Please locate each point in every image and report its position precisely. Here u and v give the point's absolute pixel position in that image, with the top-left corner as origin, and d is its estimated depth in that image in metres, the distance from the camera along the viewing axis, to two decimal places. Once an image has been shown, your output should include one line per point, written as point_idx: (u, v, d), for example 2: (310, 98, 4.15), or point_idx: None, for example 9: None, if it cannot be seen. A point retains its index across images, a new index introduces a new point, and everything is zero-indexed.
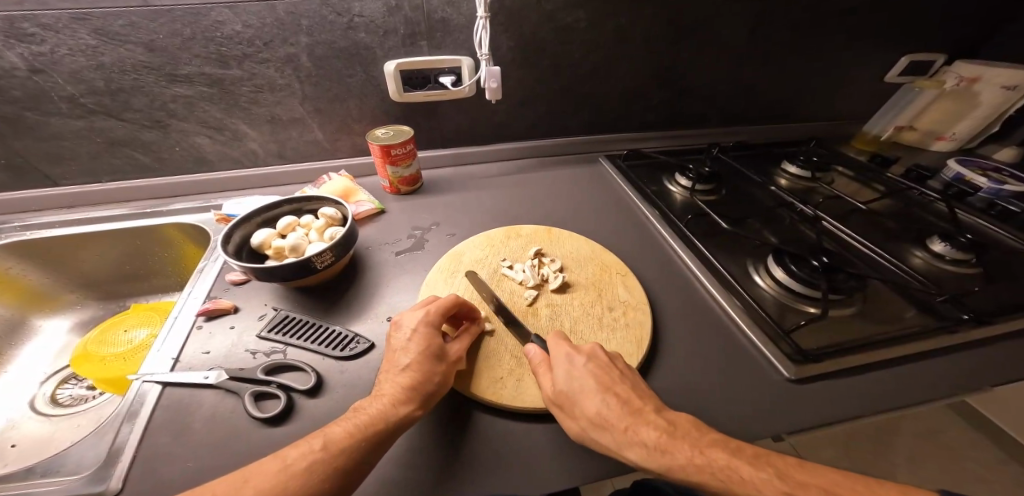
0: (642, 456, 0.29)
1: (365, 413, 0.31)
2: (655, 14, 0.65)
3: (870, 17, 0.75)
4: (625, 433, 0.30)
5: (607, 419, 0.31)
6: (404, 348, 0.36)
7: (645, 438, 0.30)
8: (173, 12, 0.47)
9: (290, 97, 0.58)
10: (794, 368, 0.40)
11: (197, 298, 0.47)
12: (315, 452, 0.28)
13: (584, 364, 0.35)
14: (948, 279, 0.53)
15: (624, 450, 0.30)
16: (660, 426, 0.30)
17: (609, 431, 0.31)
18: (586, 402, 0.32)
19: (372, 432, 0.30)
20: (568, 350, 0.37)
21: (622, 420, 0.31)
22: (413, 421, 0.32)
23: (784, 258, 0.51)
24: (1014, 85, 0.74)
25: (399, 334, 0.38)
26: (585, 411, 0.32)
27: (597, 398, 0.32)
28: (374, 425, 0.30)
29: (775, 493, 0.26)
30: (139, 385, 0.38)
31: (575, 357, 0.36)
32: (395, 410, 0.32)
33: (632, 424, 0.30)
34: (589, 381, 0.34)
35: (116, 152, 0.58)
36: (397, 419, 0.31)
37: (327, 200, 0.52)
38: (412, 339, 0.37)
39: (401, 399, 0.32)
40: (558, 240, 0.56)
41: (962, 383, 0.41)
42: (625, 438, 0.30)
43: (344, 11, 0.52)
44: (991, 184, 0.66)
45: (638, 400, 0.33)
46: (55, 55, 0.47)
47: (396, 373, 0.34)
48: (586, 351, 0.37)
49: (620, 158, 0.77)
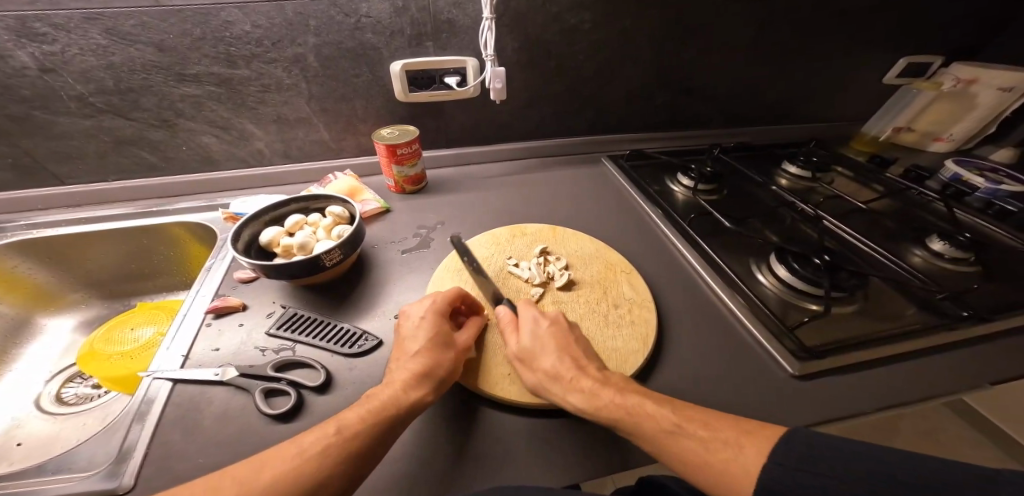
0: (583, 402, 0.33)
1: (377, 397, 0.32)
2: (658, 16, 0.66)
3: (869, 19, 0.76)
4: (570, 382, 0.34)
5: (556, 370, 0.35)
6: (413, 337, 0.37)
7: (584, 387, 0.34)
8: (183, 13, 0.47)
9: (297, 97, 0.58)
10: (798, 364, 0.41)
11: (204, 296, 0.47)
12: (330, 437, 0.28)
13: (546, 325, 0.39)
14: (947, 278, 0.54)
15: (567, 397, 0.33)
16: (600, 379, 0.34)
17: (556, 380, 0.34)
18: (542, 358, 0.36)
19: (384, 416, 0.30)
20: (536, 314, 0.41)
21: (569, 371, 0.35)
22: (425, 405, 0.33)
23: (787, 257, 0.51)
24: (1010, 86, 0.76)
25: (409, 322, 0.39)
26: (541, 365, 0.36)
27: (553, 354, 0.36)
28: (386, 409, 0.31)
29: (666, 423, 0.30)
30: (149, 382, 0.38)
31: (541, 320, 0.40)
32: (406, 395, 0.32)
33: (576, 375, 0.34)
34: (550, 341, 0.38)
35: (123, 151, 0.58)
36: (408, 403, 0.32)
37: (335, 199, 0.52)
38: (422, 325, 0.38)
39: (412, 384, 0.33)
40: (563, 239, 0.56)
41: (961, 380, 0.41)
42: (569, 386, 0.34)
43: (352, 12, 0.52)
44: (988, 184, 0.67)
45: (585, 358, 0.37)
46: (66, 55, 0.47)
47: (407, 359, 0.35)
48: (551, 317, 0.41)
49: (622, 159, 0.77)
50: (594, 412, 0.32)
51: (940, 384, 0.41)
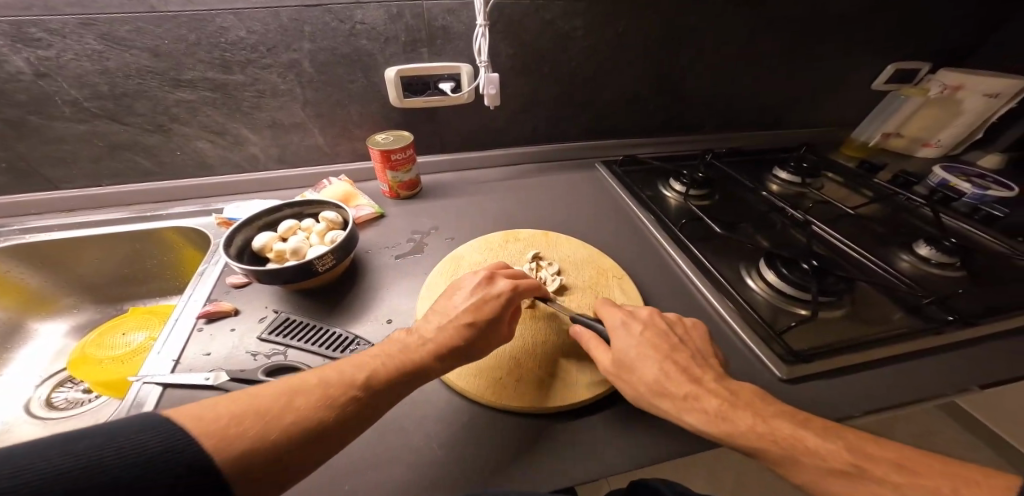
0: (700, 421, 0.31)
1: (372, 362, 0.32)
2: (650, 23, 0.67)
3: (858, 27, 0.77)
4: (685, 399, 0.33)
5: (665, 385, 0.34)
6: (448, 307, 0.38)
7: (705, 405, 0.32)
8: (178, 18, 0.48)
9: (292, 102, 0.59)
10: (786, 368, 0.41)
11: (197, 301, 0.47)
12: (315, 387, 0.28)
13: (640, 332, 0.38)
14: (934, 282, 0.54)
15: (682, 413, 0.32)
16: (719, 394, 0.32)
17: (667, 397, 0.33)
18: (641, 368, 0.35)
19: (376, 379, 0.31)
20: (624, 319, 0.40)
21: (681, 387, 0.33)
22: (428, 372, 0.34)
23: (776, 262, 0.52)
24: (996, 92, 0.78)
25: (461, 293, 0.39)
26: (642, 377, 0.35)
27: (656, 365, 0.35)
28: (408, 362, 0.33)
29: (843, 464, 0.27)
30: (139, 386, 0.38)
31: (632, 328, 0.39)
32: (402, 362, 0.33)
33: (692, 392, 0.33)
34: (646, 350, 0.36)
35: (118, 156, 0.58)
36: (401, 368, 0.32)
37: (328, 204, 0.52)
38: (470, 302, 0.38)
39: (411, 355, 0.34)
40: (556, 244, 0.57)
41: (947, 383, 0.42)
42: (684, 403, 0.32)
43: (347, 19, 0.53)
44: (975, 190, 0.68)
45: (696, 367, 0.35)
46: (61, 60, 0.47)
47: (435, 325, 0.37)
48: (645, 322, 0.40)
49: (616, 164, 0.78)
50: (715, 431, 0.31)
51: (927, 388, 0.42)
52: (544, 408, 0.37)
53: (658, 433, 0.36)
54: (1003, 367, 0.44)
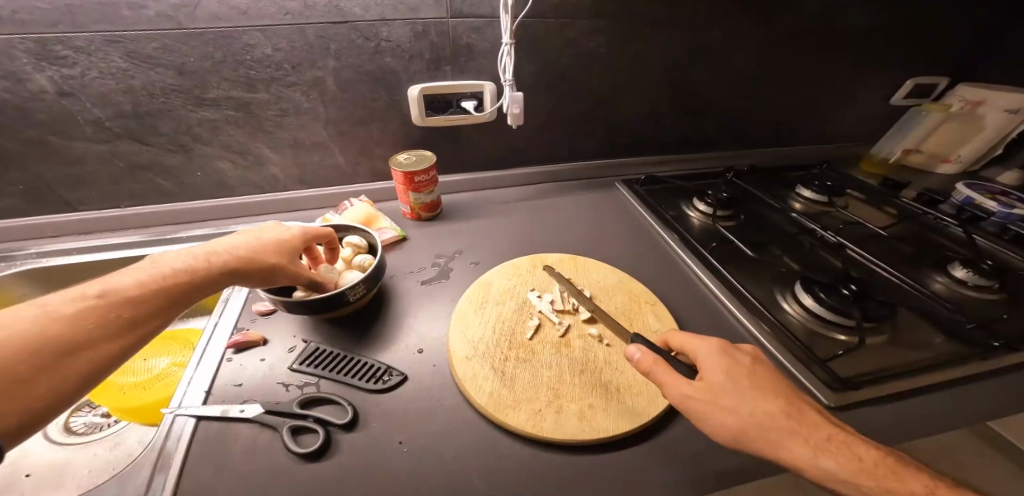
0: (848, 468, 0.26)
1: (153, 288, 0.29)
2: (673, 38, 0.66)
3: (878, 42, 0.77)
4: (828, 442, 0.27)
5: (799, 422, 0.28)
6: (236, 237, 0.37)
7: (849, 452, 0.27)
8: (205, 36, 0.47)
9: (314, 120, 0.58)
10: (832, 395, 0.40)
11: (224, 329, 0.46)
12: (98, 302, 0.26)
13: (752, 363, 0.32)
14: (972, 305, 0.53)
15: (823, 457, 0.26)
16: (870, 446, 0.28)
17: (797, 434, 0.27)
18: (769, 403, 0.29)
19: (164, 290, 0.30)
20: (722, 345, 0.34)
21: (820, 428, 0.28)
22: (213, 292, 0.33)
23: (813, 286, 0.51)
24: (1017, 108, 0.76)
25: None
26: (768, 411, 0.28)
27: (774, 398, 0.29)
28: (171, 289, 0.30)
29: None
30: (171, 418, 0.36)
31: (738, 356, 0.33)
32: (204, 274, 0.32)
33: (823, 430, 0.27)
34: (763, 382, 0.30)
35: (137, 176, 0.57)
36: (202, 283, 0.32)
37: (354, 228, 0.51)
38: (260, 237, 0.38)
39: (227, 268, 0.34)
40: (584, 269, 0.56)
41: (999, 410, 0.41)
42: (828, 445, 0.27)
43: (372, 36, 0.52)
44: (1002, 208, 0.68)
45: (822, 411, 0.30)
46: (85, 78, 0.46)
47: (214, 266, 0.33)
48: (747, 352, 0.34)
49: (637, 183, 0.77)
50: (870, 484, 0.25)
51: (978, 417, 0.40)
52: (588, 441, 0.35)
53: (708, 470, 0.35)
54: None
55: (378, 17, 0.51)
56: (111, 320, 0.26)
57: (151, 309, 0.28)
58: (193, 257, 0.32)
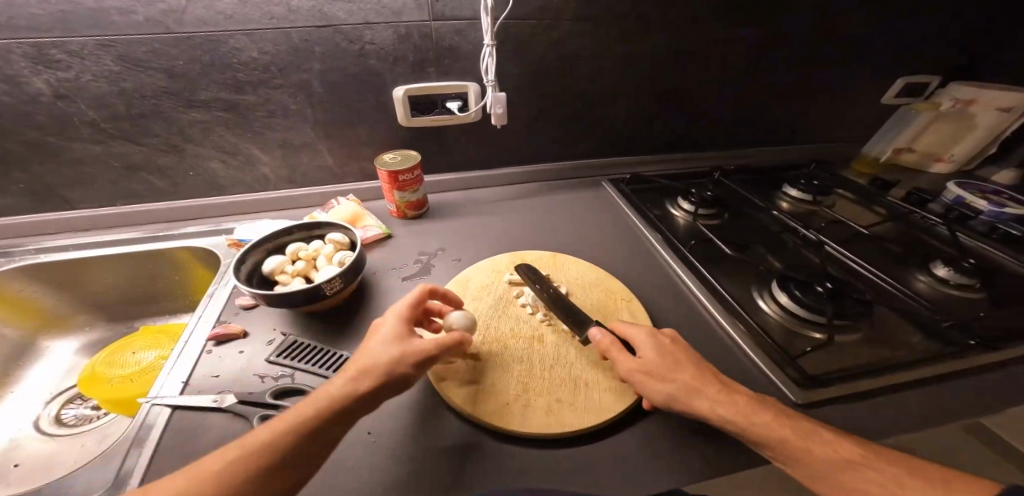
0: (736, 414, 0.32)
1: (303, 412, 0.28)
2: (657, 39, 0.67)
3: (866, 42, 0.77)
4: (719, 395, 0.33)
5: (700, 383, 0.34)
6: (373, 335, 0.36)
7: (737, 401, 0.33)
8: (193, 40, 0.49)
9: (302, 121, 0.59)
10: (801, 392, 0.40)
11: (207, 322, 0.47)
12: (264, 435, 0.27)
13: (668, 342, 0.39)
14: (953, 304, 0.53)
15: (718, 408, 0.32)
16: (761, 403, 0.33)
17: (703, 393, 0.33)
18: (678, 369, 0.35)
19: (323, 412, 0.29)
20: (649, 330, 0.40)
21: (715, 385, 0.34)
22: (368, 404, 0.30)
23: (788, 284, 0.51)
24: (1010, 107, 0.76)
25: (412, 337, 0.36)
26: (676, 376, 0.35)
27: (688, 368, 0.35)
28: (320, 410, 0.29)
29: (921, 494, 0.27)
30: (148, 407, 0.38)
31: (661, 337, 0.39)
32: (354, 388, 0.30)
33: (725, 390, 0.34)
34: (677, 355, 0.37)
35: (132, 177, 0.59)
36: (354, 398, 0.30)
37: (336, 226, 0.53)
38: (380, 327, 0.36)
39: (361, 378, 0.31)
40: (563, 267, 0.56)
41: (971, 406, 0.41)
42: (722, 398, 0.33)
43: (357, 39, 0.54)
44: (992, 207, 0.67)
45: (723, 377, 0.36)
46: (80, 81, 0.48)
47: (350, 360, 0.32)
48: (669, 335, 0.40)
49: (623, 183, 0.78)
50: (752, 427, 0.31)
51: (949, 413, 0.40)
52: (551, 434, 0.36)
53: (671, 461, 0.35)
54: None
55: (362, 20, 0.52)
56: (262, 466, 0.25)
57: (290, 448, 0.27)
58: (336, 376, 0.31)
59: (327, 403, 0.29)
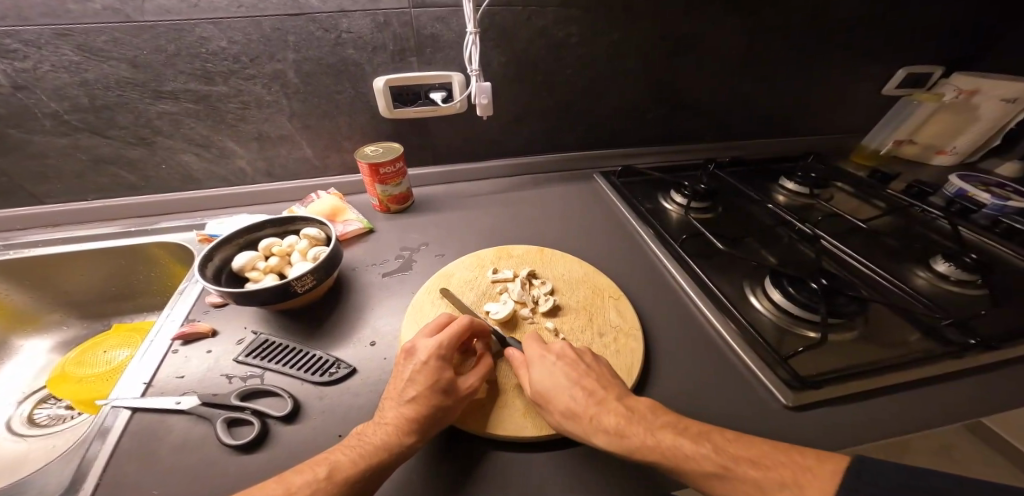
0: (605, 441, 0.31)
1: (361, 455, 0.29)
2: (647, 30, 0.65)
3: (866, 31, 0.74)
4: (589, 423, 0.32)
5: (570, 410, 0.32)
6: (409, 379, 0.34)
7: (607, 425, 0.31)
8: (157, 28, 0.46)
9: (278, 113, 0.57)
10: (792, 395, 0.38)
11: (175, 320, 0.46)
12: (320, 481, 0.27)
13: (556, 361, 0.36)
14: (954, 301, 0.51)
15: (589, 436, 0.31)
16: (618, 411, 0.32)
17: (576, 421, 0.32)
18: (557, 399, 0.33)
19: (373, 464, 0.29)
20: (541, 351, 0.38)
21: (588, 409, 0.32)
22: (416, 451, 0.31)
23: (782, 280, 0.49)
24: (1014, 97, 0.74)
25: (411, 363, 0.36)
26: (556, 405, 0.33)
27: (566, 391, 0.33)
28: (377, 455, 0.29)
29: None
30: (108, 410, 0.36)
31: (547, 357, 0.37)
32: (400, 440, 0.31)
33: (597, 413, 0.32)
34: (560, 377, 0.35)
35: (101, 170, 0.57)
36: (400, 450, 0.30)
37: (312, 220, 0.51)
38: (419, 371, 0.35)
39: (404, 430, 0.31)
40: (550, 262, 0.54)
41: (967, 409, 0.39)
42: (590, 426, 0.31)
43: (332, 28, 0.51)
44: (994, 199, 0.64)
45: (602, 387, 0.34)
46: (38, 72, 0.46)
47: (401, 403, 0.33)
48: (557, 350, 0.38)
49: (614, 175, 0.76)
50: (621, 449, 0.30)
51: (946, 415, 0.38)
52: (530, 437, 0.34)
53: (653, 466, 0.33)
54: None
55: (336, 8, 0.50)
56: None
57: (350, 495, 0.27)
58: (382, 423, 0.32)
59: (379, 452, 0.30)
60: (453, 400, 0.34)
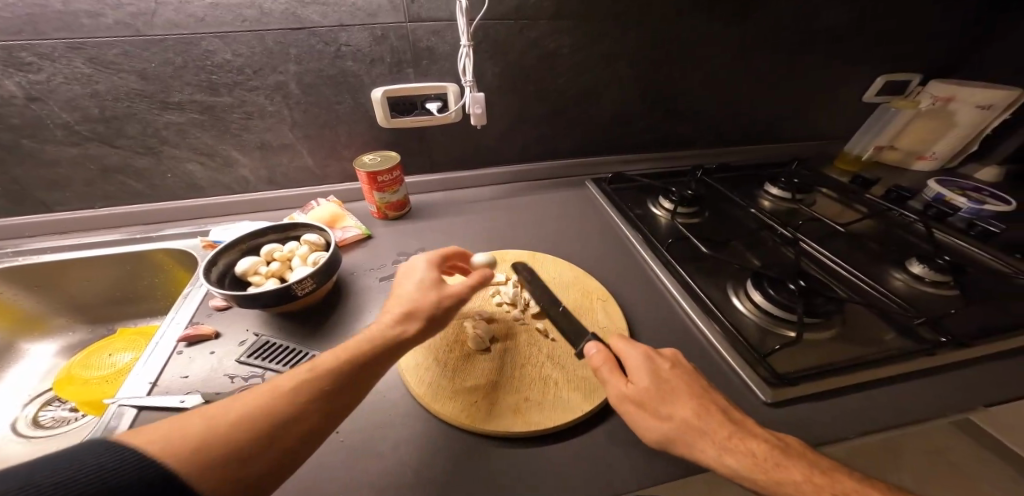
0: (746, 464, 0.29)
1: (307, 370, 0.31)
2: (635, 40, 0.67)
3: (846, 41, 0.78)
4: (729, 441, 0.30)
5: (704, 425, 0.32)
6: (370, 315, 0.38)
7: (751, 448, 0.30)
8: (165, 42, 0.49)
9: (280, 123, 0.60)
10: (771, 391, 0.40)
11: (179, 323, 0.48)
12: (241, 406, 0.28)
13: (672, 369, 0.36)
14: (929, 301, 0.53)
15: (725, 457, 0.30)
16: (762, 441, 0.31)
17: (706, 436, 0.31)
18: (683, 408, 0.33)
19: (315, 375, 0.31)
20: (649, 351, 0.37)
21: (722, 428, 0.31)
22: (354, 379, 0.32)
23: (763, 282, 0.51)
24: (989, 104, 0.77)
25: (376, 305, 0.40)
26: (681, 414, 0.32)
27: (692, 404, 0.33)
28: (321, 369, 0.31)
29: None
30: (115, 409, 0.38)
31: (661, 361, 0.37)
32: (342, 359, 0.32)
33: (735, 433, 0.31)
34: (686, 389, 0.34)
35: (109, 178, 0.59)
36: (334, 377, 0.31)
37: (312, 227, 0.53)
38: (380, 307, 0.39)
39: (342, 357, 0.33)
40: (542, 266, 0.57)
41: (936, 404, 0.41)
42: (728, 444, 0.30)
43: (332, 41, 0.54)
44: (971, 204, 0.68)
45: (732, 410, 0.34)
46: (52, 84, 0.48)
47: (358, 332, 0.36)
48: (670, 357, 0.38)
49: (606, 182, 0.78)
50: (761, 477, 0.29)
51: (916, 409, 0.40)
52: (519, 432, 0.36)
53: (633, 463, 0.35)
54: (998, 389, 0.43)
55: (336, 22, 0.52)
56: (263, 406, 0.28)
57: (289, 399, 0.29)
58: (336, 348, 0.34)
59: (311, 377, 0.31)
60: (404, 327, 0.36)
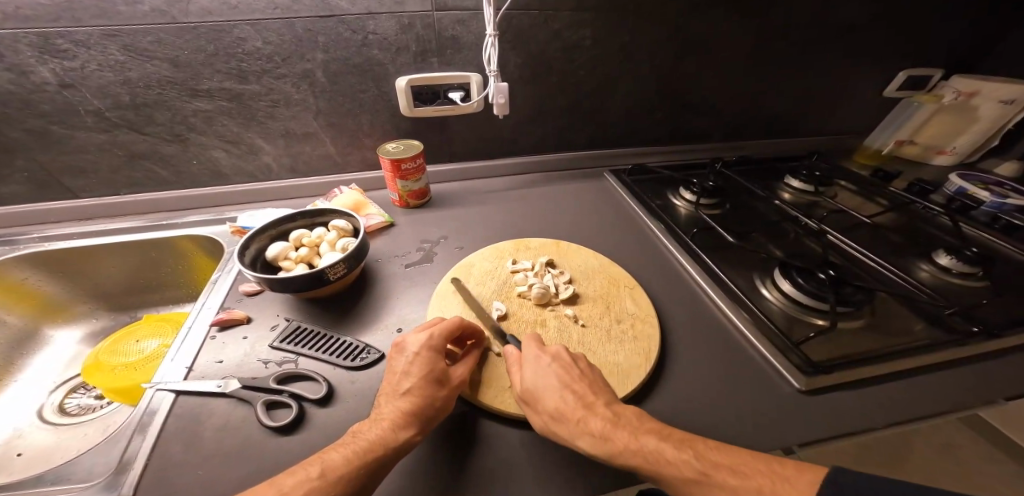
0: (591, 445, 0.30)
1: (356, 454, 0.29)
2: (657, 33, 0.67)
3: (868, 34, 0.77)
4: (578, 424, 0.31)
5: (564, 411, 0.33)
6: (402, 373, 0.36)
7: (596, 427, 0.31)
8: (198, 29, 0.49)
9: (305, 111, 0.60)
10: (805, 379, 0.40)
11: (211, 309, 0.48)
12: (312, 481, 0.27)
13: (550, 362, 0.36)
14: (957, 292, 0.53)
15: (575, 438, 0.31)
16: (606, 419, 0.32)
17: (564, 422, 0.32)
18: (546, 397, 0.33)
19: (368, 459, 0.29)
20: (536, 350, 0.38)
21: (576, 411, 0.32)
22: (413, 446, 0.32)
23: (791, 271, 0.51)
24: (1012, 99, 0.76)
25: (402, 357, 0.37)
26: (545, 405, 0.33)
27: (559, 393, 0.33)
28: (373, 451, 0.30)
29: None
30: (152, 393, 0.38)
31: (542, 357, 0.37)
32: (395, 435, 0.31)
33: (584, 416, 0.32)
34: (552, 378, 0.35)
35: (135, 165, 0.60)
36: (397, 444, 0.31)
37: (340, 213, 0.53)
38: (413, 363, 0.36)
39: (401, 424, 0.32)
40: (567, 254, 0.57)
41: (972, 394, 0.41)
42: (577, 427, 0.31)
43: (359, 29, 0.54)
44: (993, 198, 0.67)
45: (594, 391, 0.34)
46: (85, 71, 0.49)
47: (397, 397, 0.34)
48: (552, 351, 0.38)
49: (625, 174, 0.78)
50: (603, 451, 0.30)
51: (951, 400, 0.40)
52: None
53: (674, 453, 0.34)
54: None
55: (364, 10, 0.52)
56: None
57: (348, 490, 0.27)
58: (380, 423, 0.32)
59: (359, 462, 0.29)
60: (443, 393, 0.35)
